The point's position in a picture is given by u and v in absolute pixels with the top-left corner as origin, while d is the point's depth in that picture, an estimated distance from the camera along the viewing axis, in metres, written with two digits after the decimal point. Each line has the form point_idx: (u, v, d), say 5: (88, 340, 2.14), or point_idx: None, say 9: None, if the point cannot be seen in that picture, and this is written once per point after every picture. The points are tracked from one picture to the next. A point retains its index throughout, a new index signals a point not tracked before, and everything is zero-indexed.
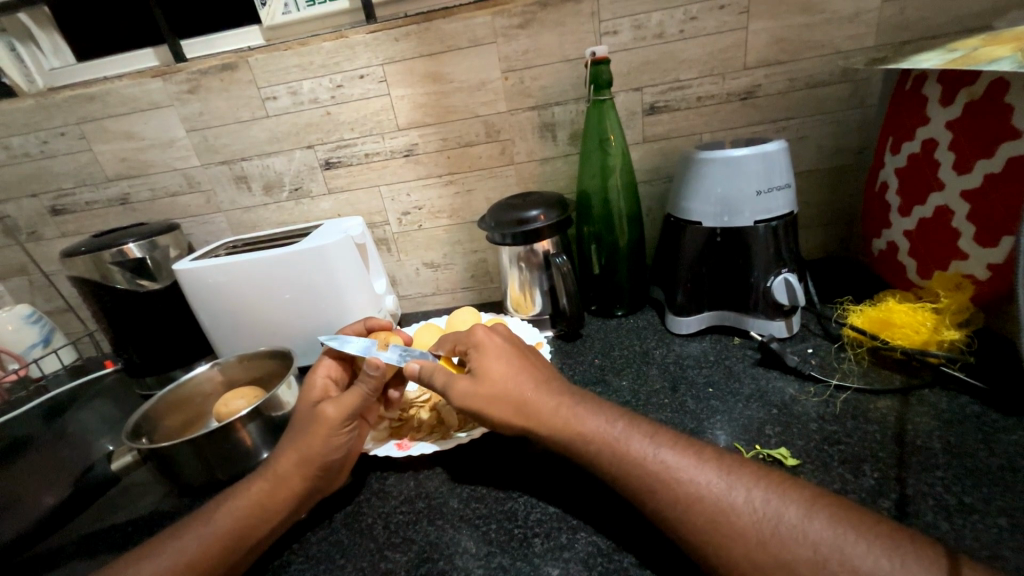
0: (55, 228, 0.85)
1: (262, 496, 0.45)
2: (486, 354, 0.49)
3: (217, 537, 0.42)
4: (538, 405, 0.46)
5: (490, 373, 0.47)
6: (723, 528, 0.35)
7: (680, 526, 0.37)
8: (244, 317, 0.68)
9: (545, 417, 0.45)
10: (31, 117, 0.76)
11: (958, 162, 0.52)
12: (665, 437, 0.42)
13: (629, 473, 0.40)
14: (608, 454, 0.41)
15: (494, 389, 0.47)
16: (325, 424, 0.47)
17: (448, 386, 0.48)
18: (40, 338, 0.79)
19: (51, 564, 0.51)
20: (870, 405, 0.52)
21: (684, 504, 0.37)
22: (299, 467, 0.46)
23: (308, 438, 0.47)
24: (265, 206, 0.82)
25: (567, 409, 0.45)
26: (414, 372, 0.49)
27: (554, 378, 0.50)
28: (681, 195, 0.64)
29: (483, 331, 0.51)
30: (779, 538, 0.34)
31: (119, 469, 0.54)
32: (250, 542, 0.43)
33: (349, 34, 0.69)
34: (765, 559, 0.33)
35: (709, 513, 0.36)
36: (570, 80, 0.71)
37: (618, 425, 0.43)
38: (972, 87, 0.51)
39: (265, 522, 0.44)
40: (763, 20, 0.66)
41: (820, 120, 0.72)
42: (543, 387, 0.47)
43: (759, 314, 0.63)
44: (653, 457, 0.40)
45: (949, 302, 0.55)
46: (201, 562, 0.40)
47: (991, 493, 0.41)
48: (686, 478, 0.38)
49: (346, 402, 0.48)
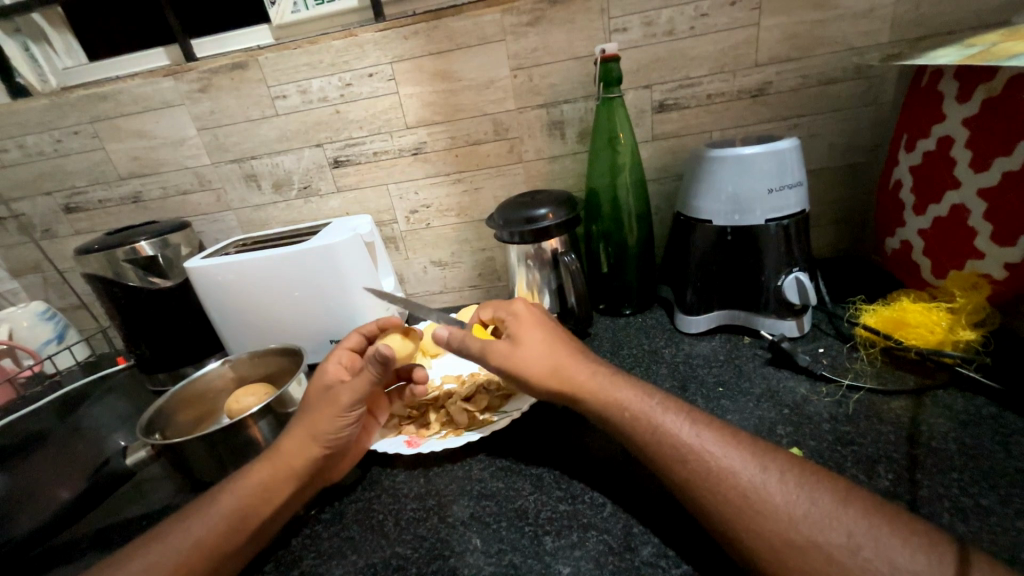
0: (68, 226, 0.86)
1: (265, 477, 0.45)
2: (522, 323, 0.51)
3: (224, 517, 0.42)
4: (571, 373, 0.47)
5: (527, 342, 0.49)
6: (754, 507, 0.35)
7: (705, 508, 0.36)
8: (255, 315, 0.69)
9: (577, 384, 0.46)
10: (46, 116, 0.77)
11: (975, 160, 0.52)
12: (701, 417, 0.42)
13: (658, 452, 0.40)
14: (642, 429, 0.42)
15: (534, 354, 0.48)
16: (335, 404, 0.48)
17: (485, 351, 0.49)
18: (54, 334, 0.81)
19: (68, 557, 0.52)
20: (883, 406, 0.51)
21: (710, 484, 0.37)
22: (302, 448, 0.47)
23: (318, 418, 0.48)
24: (274, 204, 0.82)
25: (602, 377, 0.47)
26: (443, 339, 0.50)
27: (586, 352, 0.51)
28: (691, 193, 0.64)
29: (522, 305, 0.53)
30: (809, 522, 0.34)
31: (132, 464, 0.53)
32: (256, 522, 0.43)
33: (359, 32, 0.69)
34: (795, 540, 0.33)
35: (738, 491, 0.36)
36: (580, 77, 0.71)
37: (656, 399, 0.44)
38: (991, 83, 0.50)
39: (267, 502, 0.44)
40: (775, 17, 0.66)
41: (832, 117, 0.71)
42: (578, 358, 0.49)
43: (770, 314, 0.63)
44: (687, 433, 0.40)
45: (965, 302, 0.54)
46: (210, 539, 0.41)
47: (1008, 495, 0.40)
48: (718, 454, 0.38)
49: (358, 385, 0.49)
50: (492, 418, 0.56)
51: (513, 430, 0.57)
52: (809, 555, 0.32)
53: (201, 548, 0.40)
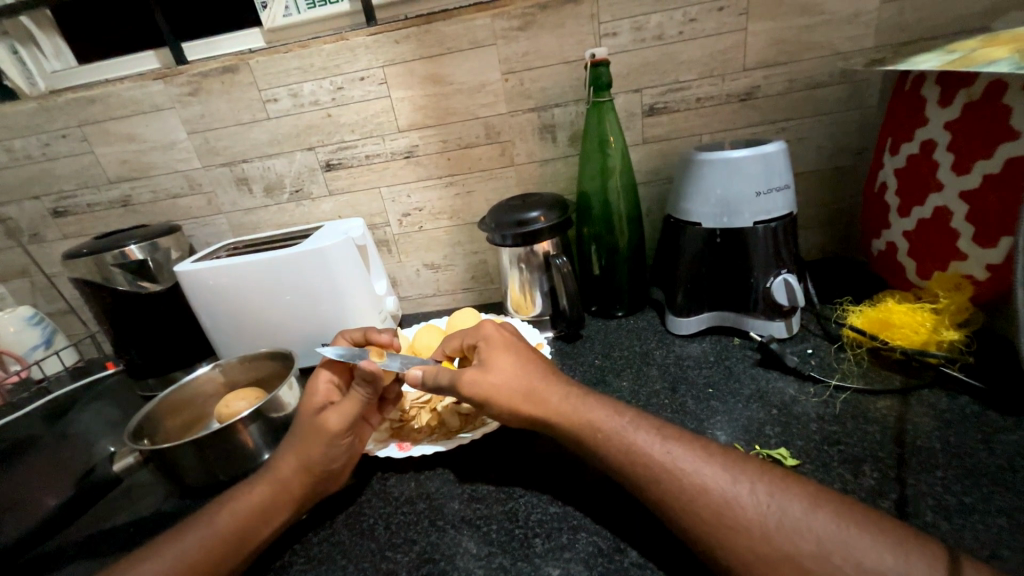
0: (56, 230, 0.86)
1: (265, 497, 0.45)
2: (493, 347, 0.50)
3: (222, 536, 0.42)
4: (544, 395, 0.47)
5: (496, 366, 0.48)
6: (730, 519, 0.35)
7: (687, 513, 0.37)
8: (245, 319, 0.69)
9: (551, 410, 0.46)
10: (34, 119, 0.76)
11: (957, 163, 0.53)
12: (671, 432, 0.42)
13: (634, 463, 0.40)
14: (615, 444, 0.42)
15: (503, 380, 0.47)
16: (326, 431, 0.48)
17: (455, 381, 0.48)
18: (41, 340, 0.80)
19: (54, 565, 0.51)
20: (870, 406, 0.52)
21: (688, 499, 0.37)
22: (299, 471, 0.47)
23: (312, 441, 0.47)
24: (265, 208, 0.82)
25: (575, 398, 0.46)
26: (416, 378, 0.50)
27: (558, 373, 0.51)
28: (681, 196, 0.64)
29: (491, 326, 0.53)
30: (790, 523, 0.34)
31: (120, 470, 0.56)
32: (255, 542, 0.43)
33: (350, 36, 0.69)
34: (775, 544, 0.34)
35: (712, 508, 0.36)
36: (571, 81, 0.71)
37: (626, 418, 0.44)
38: (971, 88, 0.51)
39: (268, 522, 0.44)
40: (762, 22, 0.66)
41: (819, 121, 0.72)
42: (549, 379, 0.49)
43: (759, 315, 0.63)
44: (661, 451, 0.40)
45: (948, 303, 0.55)
46: (205, 561, 0.41)
47: (991, 493, 0.41)
48: (690, 471, 0.38)
49: (347, 410, 0.49)
50: (483, 421, 0.56)
51: (502, 434, 0.57)
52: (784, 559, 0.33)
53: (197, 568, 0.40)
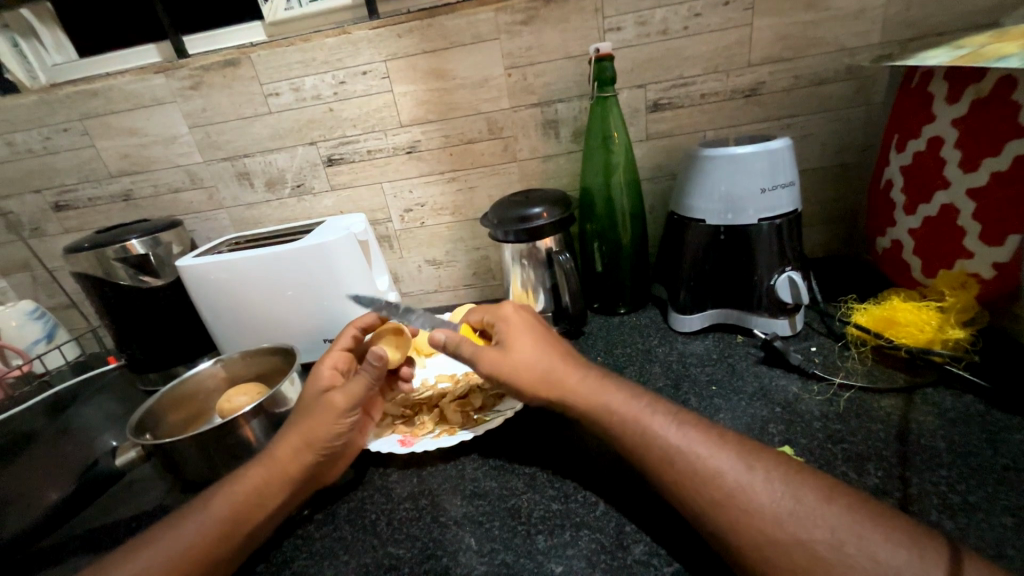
0: (57, 224, 0.85)
1: (260, 481, 0.45)
2: (513, 329, 0.50)
3: (218, 521, 0.42)
4: (562, 378, 0.47)
5: (517, 346, 0.49)
6: (737, 507, 0.35)
7: (692, 509, 0.37)
8: (247, 314, 0.68)
9: (568, 388, 0.46)
10: (35, 113, 0.76)
11: (964, 160, 0.52)
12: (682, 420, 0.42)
13: (645, 451, 0.40)
14: (624, 434, 0.42)
15: (524, 361, 0.47)
16: (330, 413, 0.48)
17: (477, 357, 0.49)
18: (43, 334, 0.80)
19: (55, 559, 0.51)
20: (874, 404, 0.52)
21: (699, 487, 0.37)
22: (298, 452, 0.46)
23: (314, 423, 0.47)
24: (267, 203, 0.82)
25: (594, 380, 0.47)
26: (439, 343, 0.49)
27: (576, 354, 0.51)
28: (685, 193, 0.64)
29: (511, 307, 0.53)
30: (795, 519, 0.34)
31: (122, 465, 0.54)
32: (251, 527, 0.43)
33: (352, 30, 0.69)
34: (779, 540, 0.33)
35: (722, 493, 0.36)
36: (574, 77, 0.71)
37: (641, 402, 0.44)
38: (980, 84, 0.50)
39: (263, 504, 0.44)
40: (768, 17, 0.66)
41: (825, 117, 0.72)
42: (569, 359, 0.49)
43: (762, 312, 0.63)
44: (672, 437, 0.40)
45: (954, 301, 0.55)
46: (203, 545, 0.41)
47: (995, 492, 0.40)
48: (702, 457, 0.38)
49: (353, 391, 0.49)
50: (486, 416, 0.56)
51: (504, 431, 0.57)
52: (790, 556, 0.33)
53: (196, 551, 0.40)
